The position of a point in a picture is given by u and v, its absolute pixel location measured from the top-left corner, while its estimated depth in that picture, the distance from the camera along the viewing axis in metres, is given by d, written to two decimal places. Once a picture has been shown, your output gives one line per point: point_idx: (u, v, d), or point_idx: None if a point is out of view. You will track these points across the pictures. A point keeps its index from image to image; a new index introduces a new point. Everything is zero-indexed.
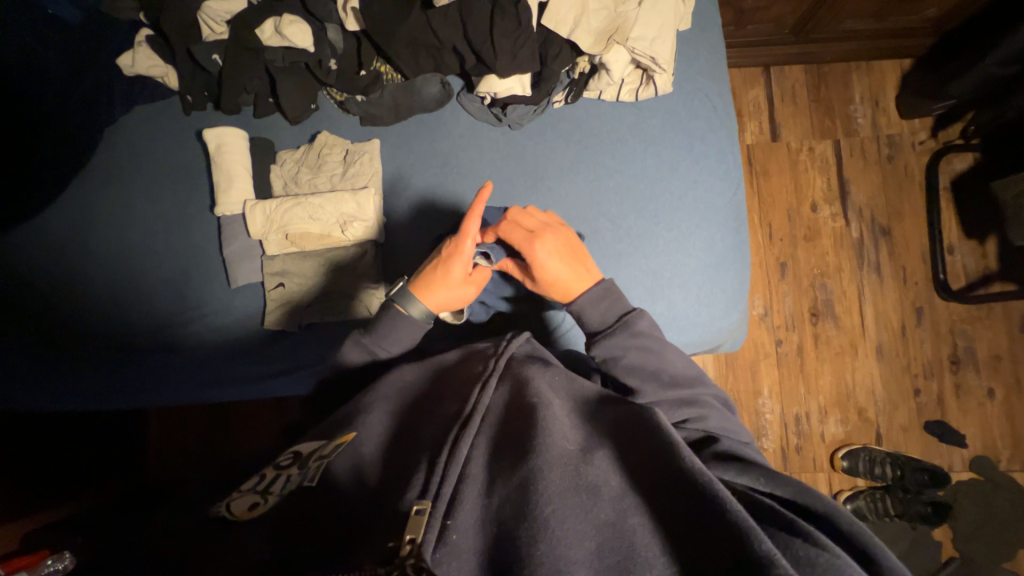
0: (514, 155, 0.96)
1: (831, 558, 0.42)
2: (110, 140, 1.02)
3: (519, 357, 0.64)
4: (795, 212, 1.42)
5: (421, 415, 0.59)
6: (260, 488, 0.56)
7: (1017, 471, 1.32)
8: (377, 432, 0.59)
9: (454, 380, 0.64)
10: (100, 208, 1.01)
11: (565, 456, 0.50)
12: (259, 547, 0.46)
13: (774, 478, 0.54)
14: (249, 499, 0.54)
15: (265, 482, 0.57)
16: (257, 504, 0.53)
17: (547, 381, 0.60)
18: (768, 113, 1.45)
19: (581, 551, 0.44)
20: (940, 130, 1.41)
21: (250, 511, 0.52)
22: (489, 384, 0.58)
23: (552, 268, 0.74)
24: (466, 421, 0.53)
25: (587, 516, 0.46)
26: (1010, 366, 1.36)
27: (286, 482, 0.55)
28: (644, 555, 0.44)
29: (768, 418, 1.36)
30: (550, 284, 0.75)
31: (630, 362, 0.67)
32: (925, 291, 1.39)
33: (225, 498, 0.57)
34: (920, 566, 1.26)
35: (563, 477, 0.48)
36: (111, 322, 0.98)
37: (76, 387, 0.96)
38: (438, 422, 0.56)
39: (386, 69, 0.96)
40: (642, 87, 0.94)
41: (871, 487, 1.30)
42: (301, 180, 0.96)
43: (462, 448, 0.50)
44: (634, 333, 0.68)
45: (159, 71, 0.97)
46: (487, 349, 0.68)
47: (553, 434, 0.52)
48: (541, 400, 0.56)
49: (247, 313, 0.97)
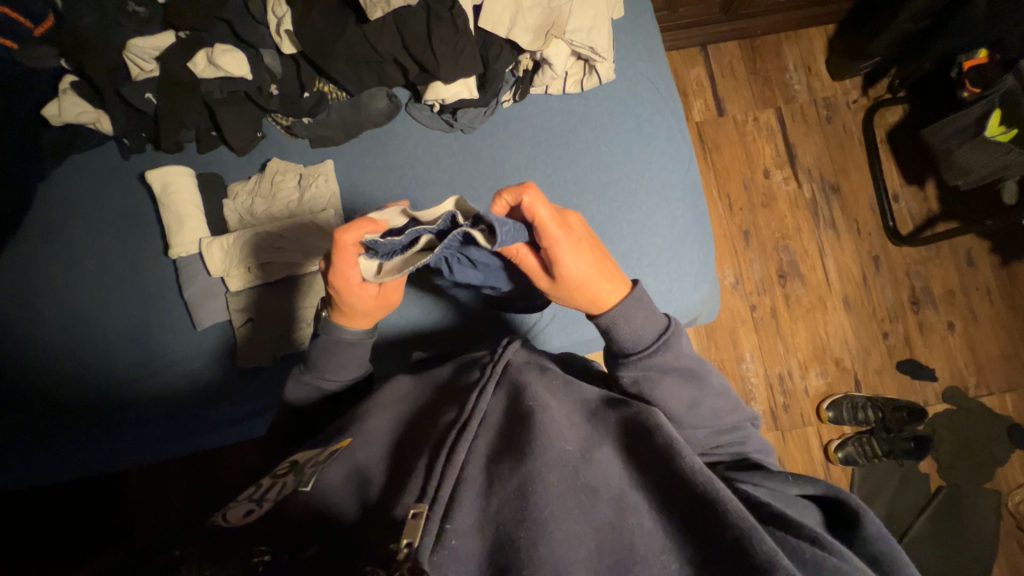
0: (471, 158, 0.96)
1: (837, 562, 0.44)
2: (47, 195, 0.97)
3: (517, 362, 0.64)
4: (750, 181, 1.47)
5: (421, 424, 0.59)
6: (254, 497, 0.54)
7: (985, 395, 1.40)
8: (375, 442, 0.59)
9: (450, 390, 0.63)
10: (44, 267, 0.96)
11: (563, 457, 0.50)
12: (255, 543, 0.44)
13: (804, 476, 0.56)
14: (243, 507, 0.51)
15: (261, 490, 0.55)
16: (251, 510, 0.50)
17: (545, 384, 0.61)
18: (711, 90, 1.50)
19: (579, 551, 0.45)
20: (870, 87, 1.50)
21: (244, 518, 0.49)
22: (486, 389, 0.59)
23: (572, 266, 0.62)
24: (462, 426, 0.53)
25: (585, 516, 0.47)
26: (964, 299, 1.45)
27: (281, 489, 0.54)
28: (642, 552, 0.45)
29: (754, 380, 1.40)
30: (568, 281, 0.63)
31: (666, 388, 0.62)
32: (879, 239, 1.46)
33: (220, 510, 0.54)
34: (912, 499, 1.32)
35: (561, 479, 0.48)
36: (72, 385, 0.92)
37: (44, 459, 0.90)
38: (434, 430, 0.55)
39: (329, 88, 0.94)
40: (586, 77, 0.96)
41: (858, 432, 1.35)
42: (257, 211, 0.94)
43: (459, 453, 0.50)
44: (673, 357, 0.63)
45: (90, 117, 0.93)
46: (484, 357, 0.68)
47: (552, 436, 0.51)
48: (537, 403, 0.56)
49: (217, 354, 0.93)
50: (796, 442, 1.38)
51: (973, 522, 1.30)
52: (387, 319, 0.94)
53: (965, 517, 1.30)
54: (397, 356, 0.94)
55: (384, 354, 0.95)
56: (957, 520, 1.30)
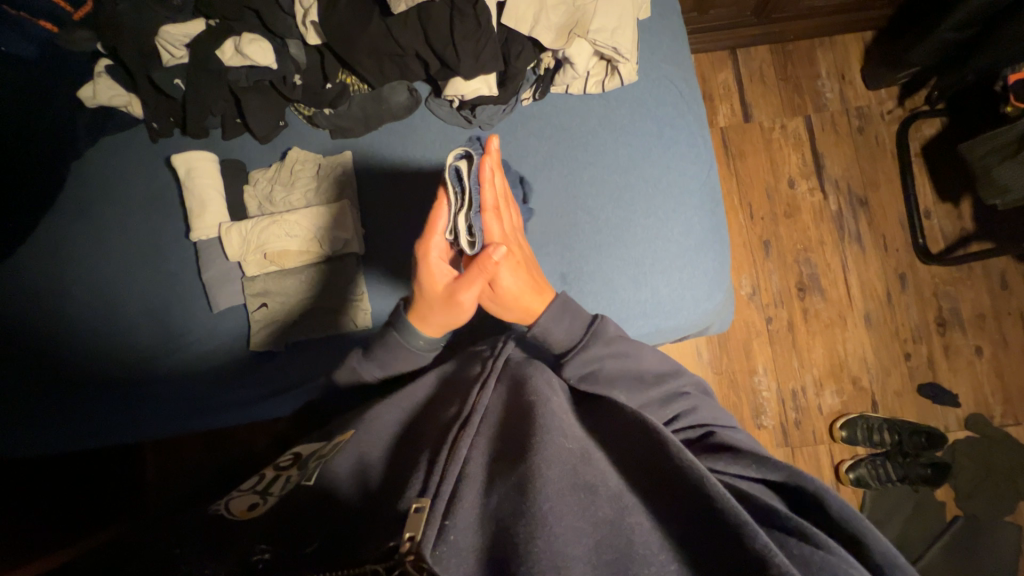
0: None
1: (827, 556, 0.43)
2: (79, 174, 1.01)
3: (517, 359, 0.64)
4: (773, 190, 1.43)
5: (424, 420, 0.59)
6: (260, 489, 0.59)
7: (1010, 425, 1.34)
8: (377, 432, 0.60)
9: (452, 385, 0.64)
10: (75, 242, 0.99)
11: (563, 454, 0.49)
12: (252, 543, 0.48)
13: (765, 461, 0.55)
14: (248, 500, 0.57)
15: (265, 482, 0.60)
16: (256, 504, 0.55)
17: (544, 379, 0.60)
18: (738, 95, 1.46)
19: (579, 549, 0.44)
20: (907, 98, 1.44)
21: (250, 511, 0.55)
22: (487, 384, 0.59)
23: (506, 281, 0.68)
24: (464, 422, 0.54)
25: (586, 515, 0.46)
26: (995, 324, 1.38)
27: (285, 482, 0.58)
28: (642, 550, 0.44)
29: (765, 395, 1.37)
30: (499, 295, 0.69)
31: (605, 376, 0.66)
32: (907, 256, 1.41)
33: (222, 498, 0.59)
34: (925, 527, 1.28)
35: (562, 475, 0.47)
36: (94, 359, 0.96)
37: (65, 428, 0.94)
38: (438, 426, 0.56)
39: (352, 80, 0.96)
40: (607, 78, 0.95)
41: (871, 454, 1.31)
42: (276, 198, 0.96)
43: (461, 449, 0.50)
44: (604, 345, 0.66)
45: (122, 100, 0.96)
46: (484, 352, 0.68)
47: (551, 431, 0.51)
48: (538, 398, 0.55)
49: (231, 335, 0.95)
50: (805, 460, 1.34)
51: (989, 556, 1.24)
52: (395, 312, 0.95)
53: (981, 551, 1.25)
54: None
55: None
56: (973, 553, 1.25)
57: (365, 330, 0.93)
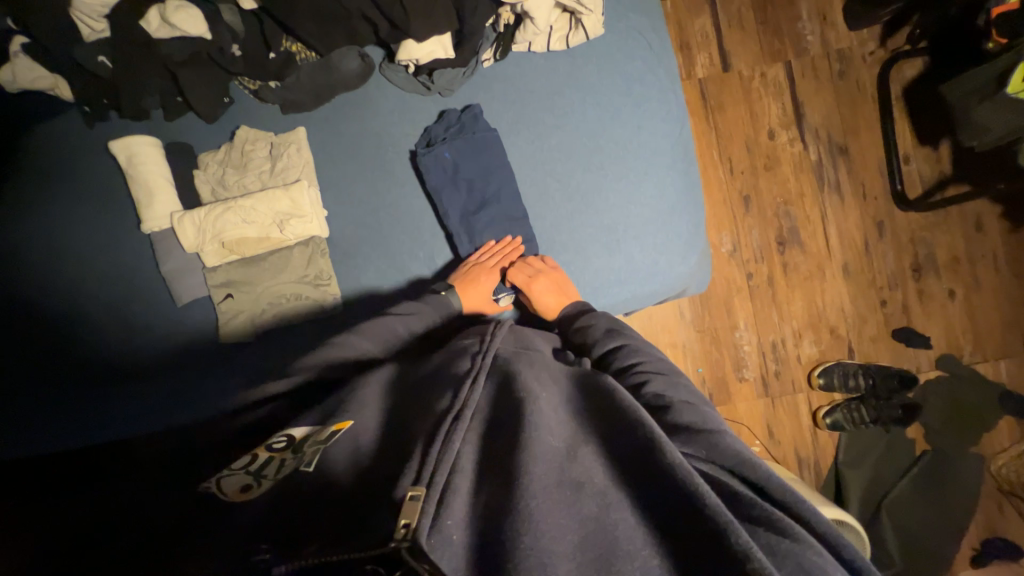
0: (457, 133, 0.89)
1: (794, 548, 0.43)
2: (14, 167, 0.94)
3: (504, 351, 0.64)
4: (753, 142, 1.40)
5: (417, 408, 0.56)
6: (252, 469, 0.52)
7: (979, 363, 1.39)
8: (372, 416, 0.57)
9: (436, 378, 0.61)
10: (21, 238, 0.94)
11: (552, 452, 0.48)
12: (239, 538, 0.43)
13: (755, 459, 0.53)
14: (240, 479, 0.51)
15: (258, 463, 0.53)
16: (250, 485, 0.50)
17: (533, 375, 0.59)
18: (717, 42, 1.39)
19: (565, 547, 0.42)
20: (889, 37, 1.39)
21: (242, 494, 0.49)
22: (478, 379, 0.57)
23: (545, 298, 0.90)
24: (456, 416, 0.51)
25: (570, 513, 0.44)
26: (968, 266, 1.41)
27: (280, 466, 0.51)
28: (626, 549, 0.43)
29: (746, 349, 1.39)
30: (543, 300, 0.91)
31: (617, 358, 0.72)
32: (885, 204, 1.41)
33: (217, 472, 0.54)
34: (896, 462, 1.35)
35: (549, 473, 0.46)
36: (59, 362, 0.93)
37: (38, 435, 0.91)
38: (429, 415, 0.53)
39: (297, 47, 0.88)
40: (572, 32, 0.88)
41: (847, 399, 1.36)
42: (229, 182, 0.90)
43: (454, 441, 0.48)
44: (610, 331, 0.76)
45: (46, 82, 0.88)
46: (472, 347, 0.66)
47: (540, 428, 0.50)
48: (526, 394, 0.54)
49: (201, 329, 0.93)
50: (784, 409, 1.39)
51: (955, 485, 1.32)
52: (370, 294, 0.92)
53: (947, 481, 1.33)
54: None
55: None
56: (940, 484, 1.32)
57: (338, 313, 0.91)
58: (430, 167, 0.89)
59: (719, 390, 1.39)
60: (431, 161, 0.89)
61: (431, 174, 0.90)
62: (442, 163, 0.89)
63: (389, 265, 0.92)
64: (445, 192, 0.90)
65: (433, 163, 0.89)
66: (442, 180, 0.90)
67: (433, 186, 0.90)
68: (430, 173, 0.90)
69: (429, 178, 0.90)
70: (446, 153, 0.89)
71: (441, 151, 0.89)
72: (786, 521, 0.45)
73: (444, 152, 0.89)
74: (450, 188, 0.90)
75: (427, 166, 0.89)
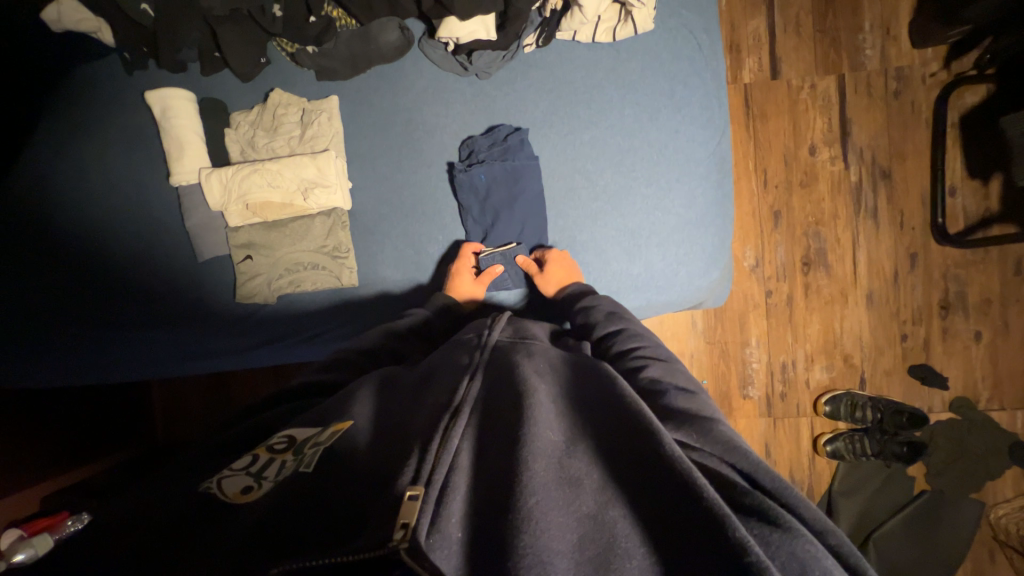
0: (500, 157, 0.87)
1: (785, 537, 0.40)
2: (52, 106, 0.95)
3: (504, 347, 0.65)
4: (792, 157, 1.34)
5: (413, 404, 0.58)
6: (252, 469, 0.50)
7: (995, 409, 1.35)
8: (367, 407, 0.58)
9: (437, 371, 0.62)
10: (54, 178, 0.95)
11: (550, 447, 0.48)
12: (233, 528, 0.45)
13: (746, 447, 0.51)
14: (241, 479, 0.49)
15: (259, 464, 0.51)
16: (251, 487, 0.48)
17: (533, 369, 0.60)
18: (768, 47, 1.33)
19: (563, 543, 0.41)
20: (954, 60, 1.31)
21: (244, 496, 0.47)
22: (476, 374, 0.58)
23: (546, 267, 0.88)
24: (455, 413, 0.52)
25: (568, 509, 0.44)
26: (1000, 309, 1.35)
27: (281, 468, 0.49)
28: (624, 546, 0.42)
29: (755, 366, 1.37)
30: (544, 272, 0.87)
31: (616, 343, 0.71)
32: (922, 236, 1.35)
33: (215, 470, 0.52)
34: (892, 498, 1.33)
35: (547, 469, 0.46)
36: (80, 302, 0.95)
37: (55, 370, 0.95)
38: (427, 411, 0.54)
39: (338, 13, 0.87)
40: (619, 25, 0.85)
41: (851, 429, 1.34)
42: (259, 144, 0.91)
43: (453, 439, 0.48)
44: (609, 319, 0.75)
45: (89, 25, 0.87)
46: (472, 340, 0.68)
47: (538, 423, 0.49)
48: (526, 388, 0.54)
49: (219, 287, 0.95)
50: (785, 431, 1.38)
51: (951, 529, 1.30)
52: (385, 271, 0.93)
53: (943, 523, 1.30)
54: (393, 311, 0.93)
55: (379, 303, 0.93)
56: (934, 525, 1.30)
57: (354, 286, 0.92)
58: (462, 184, 0.89)
59: (721, 404, 1.38)
60: (463, 179, 0.88)
61: (462, 192, 0.89)
62: (475, 184, 0.89)
63: (406, 244, 0.92)
64: (471, 213, 0.90)
65: (467, 184, 0.89)
66: (470, 199, 0.90)
67: (462, 203, 0.90)
68: (461, 190, 0.89)
69: (459, 195, 0.90)
70: (481, 174, 0.88)
71: (477, 172, 0.88)
72: (784, 513, 0.42)
73: (478, 172, 0.88)
74: (479, 207, 0.90)
75: (459, 183, 0.89)
